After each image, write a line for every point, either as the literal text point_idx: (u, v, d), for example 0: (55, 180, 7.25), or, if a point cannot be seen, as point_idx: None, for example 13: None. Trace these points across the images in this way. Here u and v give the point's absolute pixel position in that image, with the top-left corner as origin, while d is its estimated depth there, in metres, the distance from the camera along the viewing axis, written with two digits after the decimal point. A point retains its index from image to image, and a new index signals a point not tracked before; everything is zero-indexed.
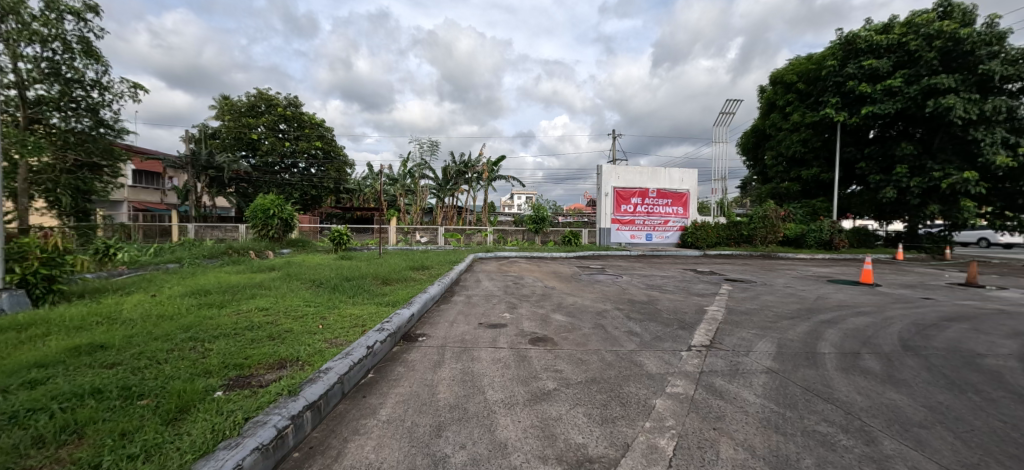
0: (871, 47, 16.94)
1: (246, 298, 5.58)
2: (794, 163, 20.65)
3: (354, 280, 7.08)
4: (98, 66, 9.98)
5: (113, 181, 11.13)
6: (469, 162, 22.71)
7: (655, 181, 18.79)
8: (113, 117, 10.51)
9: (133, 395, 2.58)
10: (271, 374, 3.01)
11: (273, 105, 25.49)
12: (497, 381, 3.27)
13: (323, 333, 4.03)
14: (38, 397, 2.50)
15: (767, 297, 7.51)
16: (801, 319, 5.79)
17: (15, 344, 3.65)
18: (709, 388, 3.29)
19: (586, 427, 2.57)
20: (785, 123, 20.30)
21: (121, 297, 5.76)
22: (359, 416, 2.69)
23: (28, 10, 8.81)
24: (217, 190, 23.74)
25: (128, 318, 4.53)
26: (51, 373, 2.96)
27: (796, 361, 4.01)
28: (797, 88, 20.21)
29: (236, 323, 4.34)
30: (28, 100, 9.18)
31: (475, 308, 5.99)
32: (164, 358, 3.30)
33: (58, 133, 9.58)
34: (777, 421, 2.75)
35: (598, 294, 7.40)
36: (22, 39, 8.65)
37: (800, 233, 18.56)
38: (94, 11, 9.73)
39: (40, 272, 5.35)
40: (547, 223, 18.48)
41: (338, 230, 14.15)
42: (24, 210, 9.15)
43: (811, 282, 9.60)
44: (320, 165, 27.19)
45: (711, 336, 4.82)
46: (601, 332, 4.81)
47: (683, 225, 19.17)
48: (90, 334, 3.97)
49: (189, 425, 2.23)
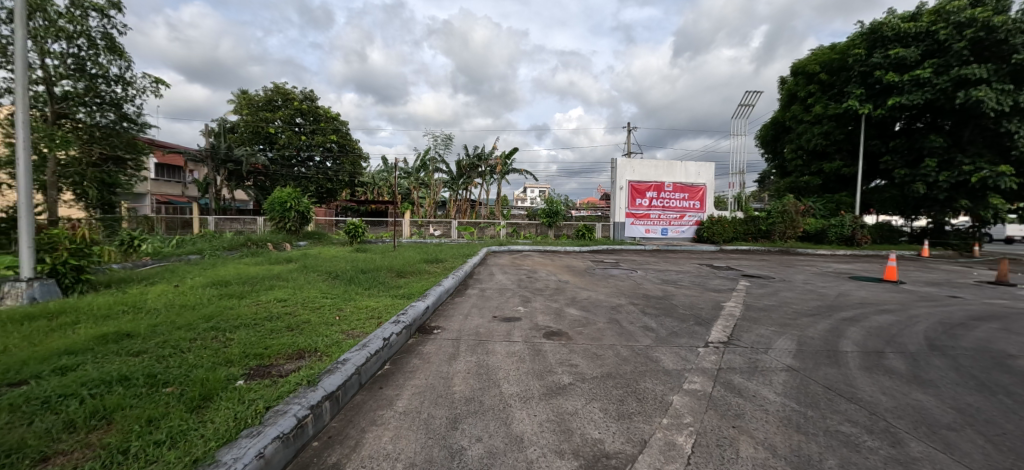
0: (898, 35, 16.32)
1: (265, 290, 5.70)
2: (815, 156, 20.08)
3: (370, 272, 7.16)
4: (121, 61, 10.20)
5: (138, 174, 11.49)
6: (482, 155, 22.56)
7: (671, 175, 18.52)
8: (136, 112, 10.75)
9: (158, 383, 2.65)
10: (291, 364, 3.06)
11: (290, 99, 25.75)
12: (512, 375, 3.26)
13: (340, 324, 4.08)
14: (69, 383, 2.59)
15: (786, 293, 7.34)
16: (822, 317, 5.63)
17: (47, 332, 3.79)
18: (728, 385, 3.23)
19: (603, 423, 2.55)
20: (806, 115, 19.66)
21: (147, 287, 5.94)
22: (376, 407, 2.72)
23: (53, 8, 9.04)
24: (236, 184, 24.03)
25: (153, 307, 4.68)
26: (80, 360, 3.05)
27: (818, 359, 3.92)
28: (819, 79, 19.44)
29: (256, 313, 4.43)
30: (55, 96, 9.46)
31: (489, 301, 5.98)
32: (187, 347, 3.39)
33: (84, 128, 9.90)
34: (799, 421, 2.69)
35: (612, 288, 7.34)
36: (49, 36, 8.99)
37: (821, 228, 18.09)
38: (117, 7, 9.94)
39: (68, 262, 5.52)
40: (561, 216, 18.54)
41: (354, 223, 14.19)
42: (53, 202, 9.54)
43: (831, 278, 9.39)
44: (335, 159, 27.50)
45: (729, 332, 4.74)
46: (616, 327, 4.77)
47: (699, 220, 18.90)
48: (117, 322, 4.10)
49: (212, 413, 2.27)
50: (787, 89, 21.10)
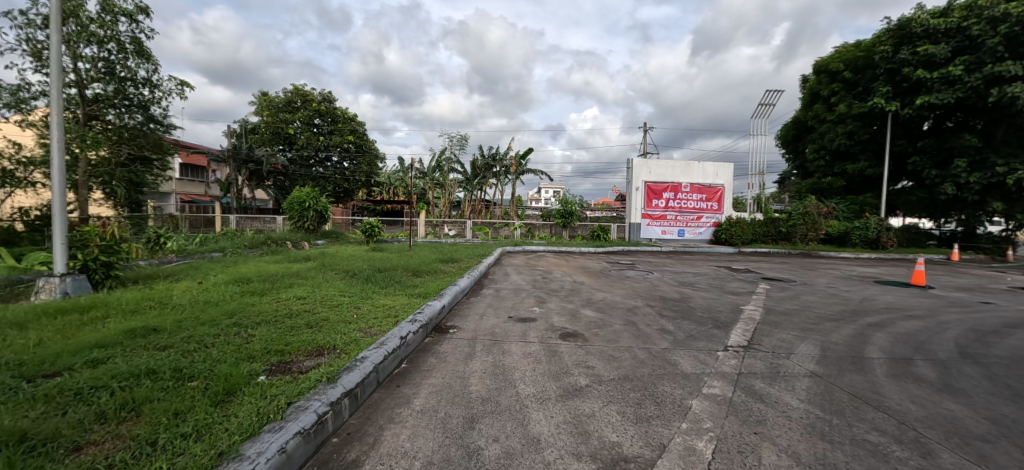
0: (927, 31, 15.78)
1: (285, 287, 5.80)
2: (838, 156, 19.55)
3: (386, 271, 7.25)
4: (148, 65, 10.53)
5: (163, 174, 11.86)
6: (496, 155, 22.61)
7: (688, 176, 18.27)
8: (162, 113, 11.08)
9: (184, 377, 2.73)
10: (311, 361, 3.11)
11: (308, 100, 26.21)
12: (528, 376, 3.25)
13: (358, 322, 4.13)
14: (100, 376, 2.68)
15: (808, 297, 7.16)
16: (846, 322, 5.48)
17: (79, 326, 3.93)
18: (748, 391, 3.17)
19: (620, 425, 2.52)
20: (830, 114, 19.14)
21: (172, 283, 6.12)
22: (394, 405, 2.74)
23: (85, 14, 9.38)
24: (256, 183, 24.59)
25: (178, 303, 4.81)
26: (110, 354, 3.16)
27: (842, 365, 3.81)
28: (842, 77, 18.90)
29: (276, 310, 4.52)
30: (87, 98, 9.78)
31: (504, 302, 5.98)
32: (211, 342, 3.47)
33: (113, 129, 10.23)
34: (824, 428, 2.62)
35: (628, 290, 7.27)
36: (81, 40, 9.32)
37: (844, 230, 17.60)
38: (145, 12, 10.27)
39: (99, 259, 5.72)
40: (575, 217, 18.46)
41: (371, 223, 14.35)
42: (84, 201, 9.92)
43: (854, 282, 9.13)
44: (352, 159, 27.87)
45: (749, 336, 4.65)
46: (632, 329, 4.72)
47: (717, 221, 18.58)
48: (144, 317, 4.23)
49: (236, 408, 2.32)
50: (809, 88, 20.56)
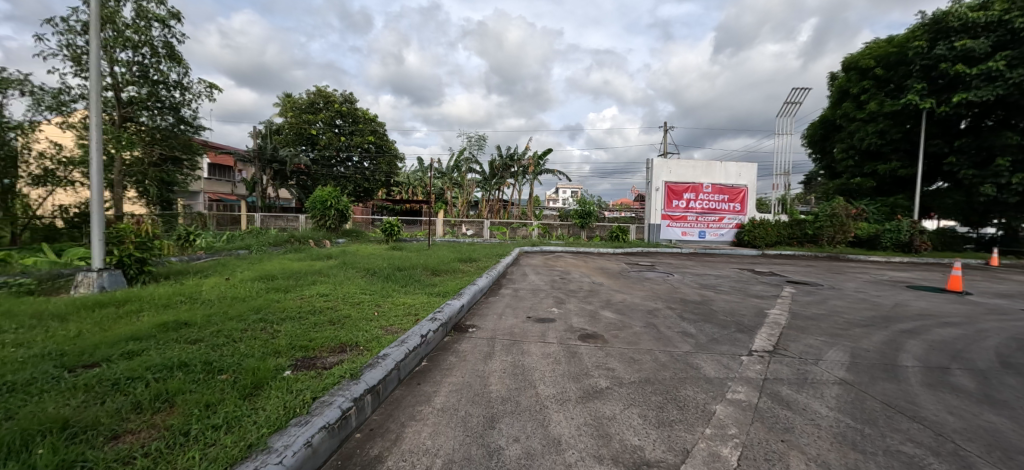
0: (966, 25, 15.10)
1: (308, 284, 5.93)
2: (868, 156, 18.86)
3: (406, 269, 7.34)
4: (180, 68, 10.92)
5: (193, 173, 12.28)
6: (514, 155, 22.63)
7: (710, 176, 17.91)
8: (192, 115, 11.48)
9: (214, 370, 2.82)
10: (334, 357, 3.17)
11: (330, 101, 26.73)
12: (548, 376, 3.24)
13: (379, 320, 4.18)
14: (135, 367, 2.79)
15: (836, 302, 6.93)
16: (877, 328, 5.28)
17: (115, 318, 4.11)
18: (775, 397, 3.08)
19: (642, 429, 2.48)
20: (859, 112, 18.44)
21: (201, 279, 6.32)
22: (414, 403, 2.77)
23: (121, 20, 9.78)
24: (280, 183, 25.23)
25: (207, 298, 4.98)
26: (145, 346, 3.28)
27: (874, 373, 3.67)
28: (873, 74, 18.17)
29: (300, 307, 4.62)
30: (122, 101, 10.19)
31: (522, 302, 5.97)
32: (239, 337, 3.58)
33: (146, 130, 10.65)
34: (855, 438, 2.53)
35: (648, 291, 7.17)
36: (117, 45, 9.74)
37: (874, 233, 16.95)
38: (177, 18, 10.64)
39: (133, 255, 5.95)
40: (593, 217, 18.33)
41: (390, 221, 14.55)
42: (119, 199, 10.36)
43: (886, 286, 8.79)
44: (372, 159, 28.29)
45: (775, 340, 4.53)
46: (652, 332, 4.66)
47: (739, 223, 18.14)
48: (175, 311, 4.39)
49: (264, 401, 2.38)
50: (837, 86, 19.85)
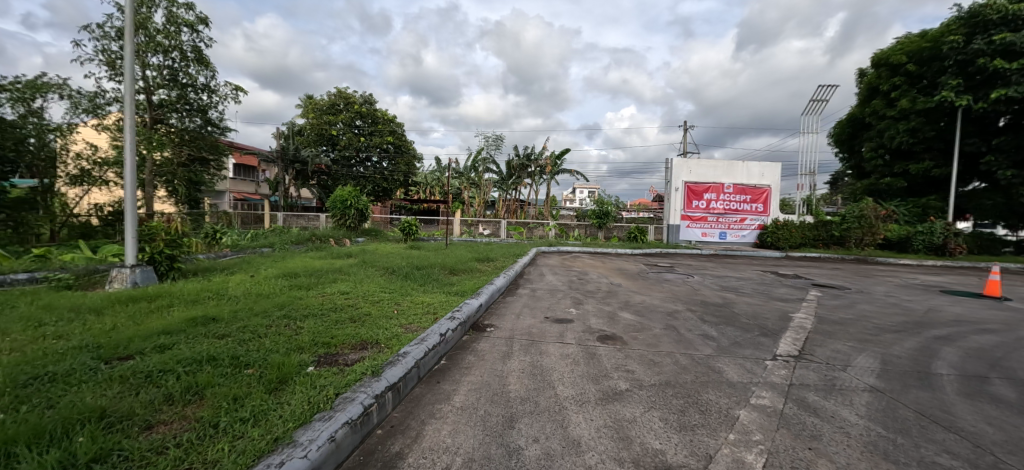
0: (1005, 18, 14.44)
1: (329, 282, 6.05)
2: (899, 155, 18.14)
3: (424, 268, 7.41)
4: (207, 71, 11.27)
5: (219, 173, 12.65)
6: (532, 155, 22.60)
7: (731, 176, 17.55)
8: (218, 117, 11.83)
9: (241, 365, 2.90)
10: (356, 354, 3.22)
11: (351, 103, 27.18)
12: (567, 377, 3.23)
13: (398, 318, 4.24)
14: (167, 360, 2.89)
15: (864, 306, 6.69)
16: (909, 334, 5.08)
17: (148, 313, 4.27)
18: (801, 403, 2.99)
19: (664, 433, 2.45)
20: (890, 110, 17.66)
21: (227, 276, 6.51)
22: (434, 401, 2.79)
23: (153, 25, 10.15)
24: (301, 183, 25.80)
25: (233, 294, 5.12)
26: (175, 340, 3.40)
27: (906, 381, 3.53)
28: (904, 70, 17.35)
29: (322, 304, 4.71)
30: (153, 103, 10.57)
31: (540, 302, 5.96)
32: (264, 332, 3.67)
33: (176, 132, 11.01)
34: (887, 448, 2.44)
35: (667, 293, 7.06)
36: (149, 50, 10.11)
37: (904, 235, 16.33)
38: (205, 22, 10.98)
39: (164, 252, 6.17)
40: (611, 218, 18.17)
41: (409, 221, 14.72)
42: (151, 198, 10.77)
43: (918, 291, 8.45)
44: (391, 159, 28.65)
45: (800, 345, 4.40)
46: (673, 334, 4.58)
47: (762, 224, 17.71)
48: (203, 307, 4.53)
49: (289, 396, 2.43)
50: (866, 82, 18.99)
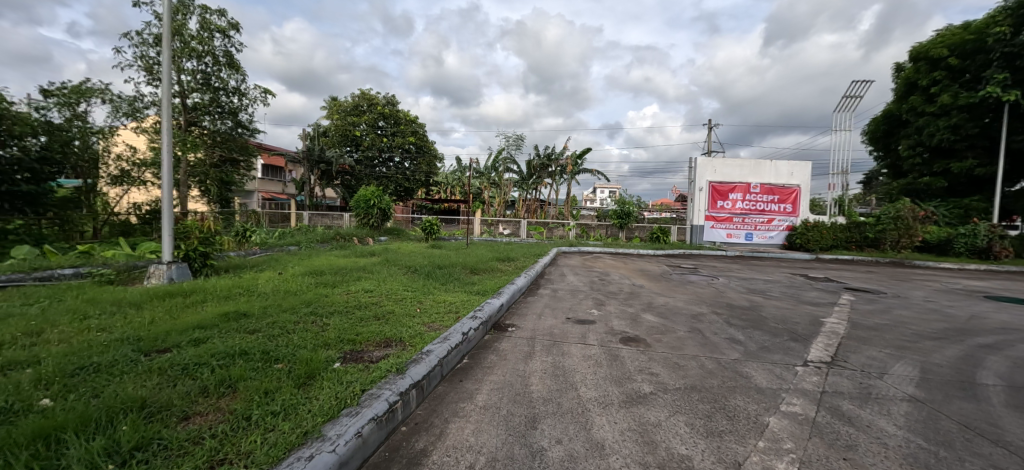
0: None
1: (353, 280, 6.18)
2: (939, 154, 17.26)
3: (445, 268, 7.47)
4: (238, 75, 11.67)
5: (248, 174, 13.08)
6: (552, 155, 22.51)
7: (758, 175, 17.06)
8: (248, 119, 12.22)
9: (271, 359, 2.98)
10: (380, 351, 3.28)
11: (374, 104, 27.65)
12: (589, 379, 3.19)
13: (421, 317, 4.29)
14: (202, 353, 3.01)
15: (901, 311, 6.39)
16: (950, 341, 4.82)
17: (183, 307, 4.45)
18: (834, 412, 2.88)
19: (689, 438, 2.40)
20: (929, 106, 16.86)
21: (257, 273, 6.72)
22: (457, 399, 2.81)
23: (188, 32, 10.58)
24: (326, 183, 26.41)
25: (262, 291, 5.29)
26: (209, 334, 3.53)
27: (948, 391, 3.35)
28: (945, 64, 16.53)
29: (347, 302, 4.81)
30: (187, 107, 11.01)
31: (561, 303, 5.93)
32: (293, 328, 3.78)
33: (208, 134, 11.44)
34: (928, 460, 2.32)
35: (691, 295, 6.92)
36: (184, 55, 10.54)
37: (945, 237, 15.54)
38: (235, 28, 11.36)
39: (198, 249, 6.42)
40: (633, 218, 17.93)
41: (430, 220, 14.89)
42: (185, 198, 11.25)
43: (959, 296, 8.03)
44: (412, 159, 29.00)
45: (832, 351, 4.24)
46: (698, 337, 4.48)
47: (790, 225, 17.15)
48: (234, 303, 4.69)
49: (316, 391, 2.49)
50: (903, 77, 18.11)
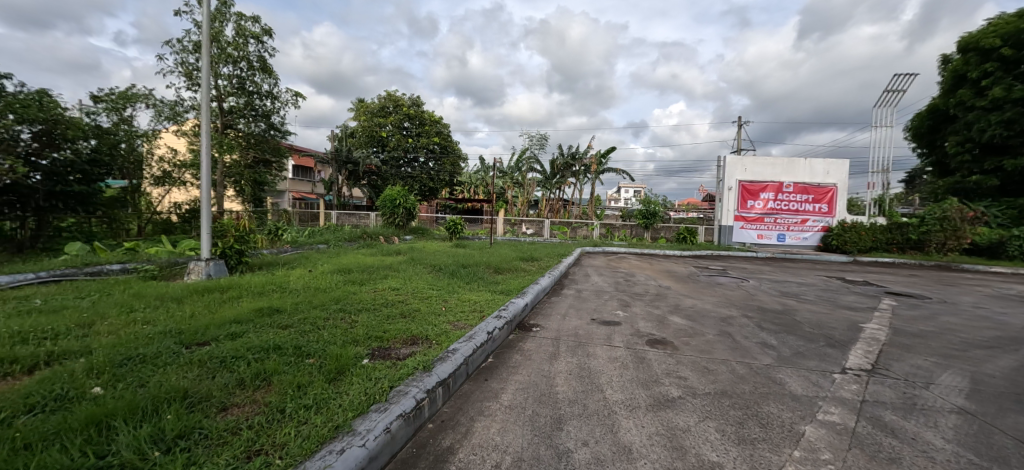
0: None
1: (380, 278, 6.30)
2: (990, 150, 16.23)
3: (470, 267, 7.52)
4: (271, 79, 12.08)
5: (280, 174, 13.53)
6: (576, 155, 22.33)
7: (791, 174, 16.44)
8: (280, 121, 12.63)
9: (303, 354, 3.08)
10: (407, 349, 3.33)
11: (399, 105, 28.11)
12: (615, 381, 3.15)
13: (446, 315, 4.34)
14: (238, 347, 3.13)
15: (949, 318, 6.03)
16: (1005, 351, 4.51)
17: (221, 302, 4.66)
18: (876, 423, 2.74)
19: (720, 445, 2.33)
20: (980, 100, 15.85)
21: (288, 270, 6.95)
22: (482, 398, 2.83)
23: (225, 38, 11.03)
24: (353, 183, 27.05)
25: (294, 288, 5.47)
26: (244, 329, 3.67)
27: (1002, 404, 3.14)
28: (999, 55, 15.48)
29: (374, 299, 4.91)
30: (224, 110, 11.48)
31: (585, 303, 5.86)
32: (323, 324, 3.88)
33: (243, 136, 11.90)
34: None
35: (720, 298, 6.73)
36: (221, 61, 10.99)
37: (997, 239, 14.56)
38: (268, 33, 11.76)
39: (233, 247, 6.69)
40: (658, 218, 17.59)
41: (454, 220, 15.02)
42: (221, 197, 11.73)
43: (1015, 303, 7.49)
44: (437, 160, 29.33)
45: (873, 359, 4.04)
46: (727, 341, 4.35)
47: (826, 226, 16.45)
48: (268, 299, 4.87)
49: (346, 386, 2.56)
50: (951, 70, 17.09)
